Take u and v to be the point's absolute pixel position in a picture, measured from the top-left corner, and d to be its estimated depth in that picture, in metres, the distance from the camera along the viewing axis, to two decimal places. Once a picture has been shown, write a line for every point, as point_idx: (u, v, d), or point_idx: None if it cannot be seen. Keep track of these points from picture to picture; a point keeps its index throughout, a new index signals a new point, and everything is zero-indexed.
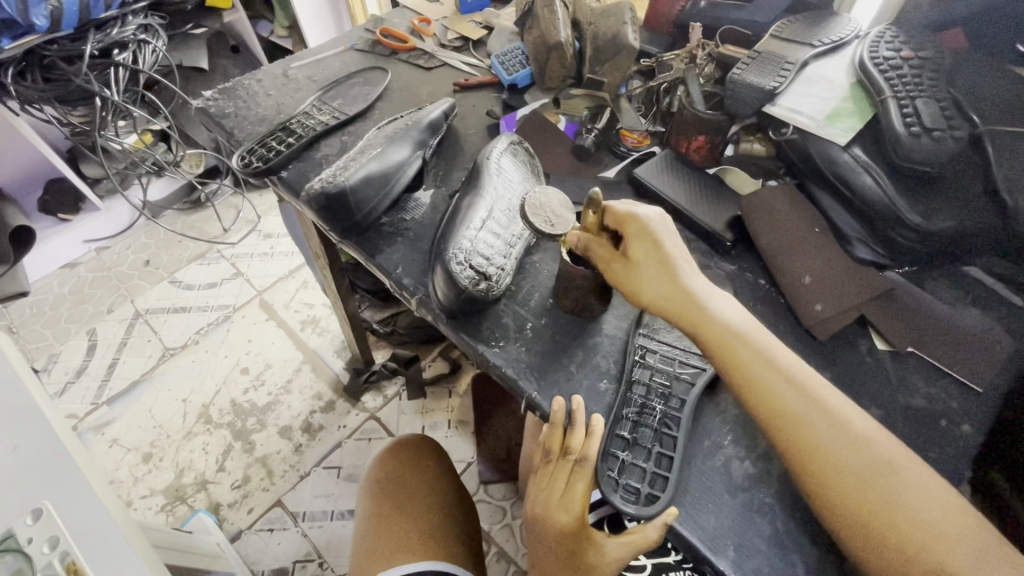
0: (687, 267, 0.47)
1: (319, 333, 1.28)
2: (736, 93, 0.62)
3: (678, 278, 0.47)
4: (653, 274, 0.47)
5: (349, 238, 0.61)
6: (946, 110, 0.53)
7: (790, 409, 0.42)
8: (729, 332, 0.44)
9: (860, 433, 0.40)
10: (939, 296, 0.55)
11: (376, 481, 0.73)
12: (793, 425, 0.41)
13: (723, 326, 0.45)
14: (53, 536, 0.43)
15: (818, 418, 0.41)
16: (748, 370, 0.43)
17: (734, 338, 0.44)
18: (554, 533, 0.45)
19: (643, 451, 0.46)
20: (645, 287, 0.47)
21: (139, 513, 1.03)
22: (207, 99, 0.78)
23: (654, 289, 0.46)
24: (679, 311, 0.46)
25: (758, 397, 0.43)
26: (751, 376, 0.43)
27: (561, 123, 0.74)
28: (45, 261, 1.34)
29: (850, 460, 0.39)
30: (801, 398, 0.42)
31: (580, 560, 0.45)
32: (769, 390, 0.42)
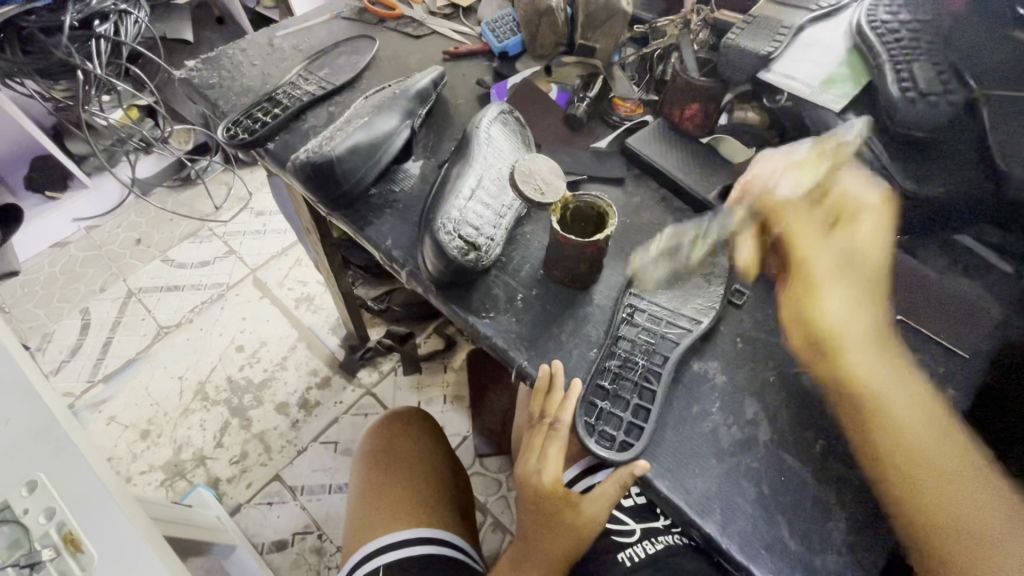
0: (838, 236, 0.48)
1: (314, 310, 1.28)
2: (730, 59, 0.61)
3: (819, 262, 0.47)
4: (853, 278, 0.46)
5: (338, 211, 0.61)
6: (942, 74, 0.52)
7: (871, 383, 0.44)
8: (865, 297, 0.46)
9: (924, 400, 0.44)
10: (931, 263, 0.55)
11: (370, 452, 0.74)
12: (860, 366, 0.44)
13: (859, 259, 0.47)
14: (48, 507, 0.44)
15: (913, 415, 0.43)
16: (840, 340, 0.45)
17: (852, 326, 0.45)
18: (531, 494, 0.48)
19: (622, 402, 0.47)
20: (847, 197, 0.49)
21: (139, 488, 1.05)
22: (190, 70, 0.76)
23: (840, 202, 0.49)
24: (812, 307, 0.46)
25: (861, 385, 0.44)
26: (866, 381, 0.44)
27: (552, 92, 0.71)
28: (35, 240, 1.32)
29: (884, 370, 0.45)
30: (901, 392, 0.44)
31: (558, 519, 0.48)
32: (855, 340, 0.45)
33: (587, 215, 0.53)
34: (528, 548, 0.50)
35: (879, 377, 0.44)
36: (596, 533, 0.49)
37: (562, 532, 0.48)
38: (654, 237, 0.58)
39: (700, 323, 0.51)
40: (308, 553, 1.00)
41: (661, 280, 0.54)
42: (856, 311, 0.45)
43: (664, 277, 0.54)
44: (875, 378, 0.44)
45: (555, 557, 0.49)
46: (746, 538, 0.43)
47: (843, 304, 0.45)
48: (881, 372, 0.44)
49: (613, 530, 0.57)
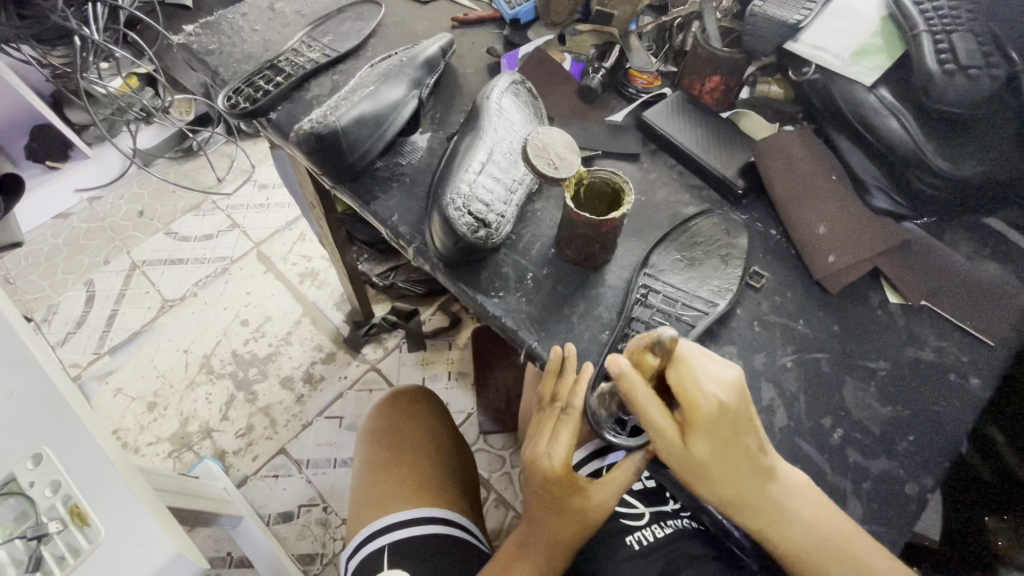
0: (699, 376, 0.40)
1: (318, 286, 1.26)
2: (757, 28, 0.57)
3: (695, 397, 0.40)
4: (693, 471, 0.41)
5: (343, 185, 0.59)
6: (984, 46, 0.48)
7: (778, 514, 0.41)
8: (730, 444, 0.40)
9: (827, 525, 0.41)
10: (957, 247, 0.53)
11: (374, 430, 0.73)
12: (766, 505, 0.41)
13: (724, 413, 0.40)
14: (53, 480, 0.43)
15: (791, 524, 0.41)
16: (748, 496, 0.41)
17: (727, 475, 0.41)
18: (539, 479, 0.46)
19: None
20: (689, 376, 0.40)
21: (146, 459, 1.06)
22: (188, 35, 0.73)
23: (688, 382, 0.40)
24: (698, 479, 0.41)
25: (755, 512, 0.42)
26: (761, 509, 0.41)
27: (566, 61, 0.68)
28: (37, 210, 1.31)
29: (784, 498, 0.41)
30: (771, 504, 0.41)
31: (566, 504, 0.47)
32: (740, 489, 0.41)
33: (601, 193, 0.51)
34: (532, 529, 0.49)
35: (770, 516, 0.41)
36: (603, 516, 0.48)
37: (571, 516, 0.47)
38: (669, 215, 0.56)
39: (716, 305, 0.50)
40: (314, 525, 1.01)
41: (677, 260, 0.52)
42: (730, 461, 0.41)
43: (680, 258, 0.52)
44: (771, 505, 0.41)
45: (561, 539, 0.48)
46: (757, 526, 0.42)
47: (708, 439, 0.40)
48: (760, 499, 0.41)
49: (623, 513, 0.56)
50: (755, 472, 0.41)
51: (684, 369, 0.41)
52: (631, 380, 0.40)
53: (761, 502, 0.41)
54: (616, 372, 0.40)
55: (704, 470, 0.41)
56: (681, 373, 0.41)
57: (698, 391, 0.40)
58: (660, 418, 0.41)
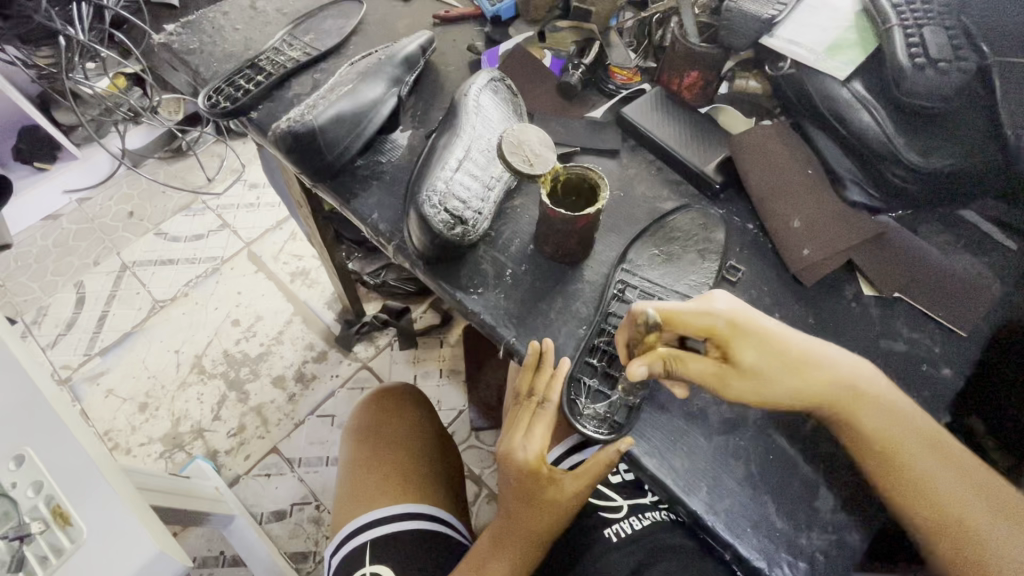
0: (694, 309, 0.43)
1: (309, 285, 1.26)
2: (732, 23, 0.57)
3: (710, 329, 0.43)
4: (774, 380, 0.43)
5: (323, 182, 0.59)
6: (955, 40, 0.49)
7: (850, 400, 0.43)
8: (766, 348, 0.43)
9: (905, 410, 0.43)
10: (931, 240, 0.54)
11: (359, 427, 0.74)
12: (839, 393, 0.43)
13: (735, 323, 0.43)
14: (36, 480, 0.43)
15: (895, 429, 0.43)
16: (817, 388, 0.43)
17: (788, 372, 0.43)
18: (514, 472, 0.47)
19: (610, 380, 0.47)
20: (692, 317, 0.43)
21: (139, 459, 1.06)
22: (170, 34, 0.73)
23: (696, 324, 0.43)
24: (775, 391, 0.43)
25: (834, 400, 0.43)
26: (845, 395, 0.43)
27: (546, 58, 0.68)
28: (26, 212, 1.30)
29: (853, 381, 0.43)
30: (871, 407, 0.43)
31: (541, 496, 0.48)
32: (808, 380, 0.43)
33: (578, 189, 0.52)
34: (508, 523, 0.50)
35: (878, 420, 0.43)
36: (577, 506, 0.49)
37: (546, 508, 0.48)
38: (648, 211, 0.57)
39: (692, 300, 0.50)
40: (306, 522, 1.01)
41: (654, 255, 0.53)
42: (781, 357, 0.43)
43: (657, 253, 0.53)
44: (851, 394, 0.43)
45: (537, 531, 0.49)
46: (734, 515, 0.43)
47: (755, 358, 0.43)
48: (829, 386, 0.43)
49: (600, 507, 0.57)
50: (808, 362, 0.43)
51: (676, 317, 0.43)
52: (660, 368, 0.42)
53: (840, 392, 0.43)
54: (643, 367, 0.42)
55: (781, 376, 0.43)
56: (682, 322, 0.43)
57: (704, 321, 0.43)
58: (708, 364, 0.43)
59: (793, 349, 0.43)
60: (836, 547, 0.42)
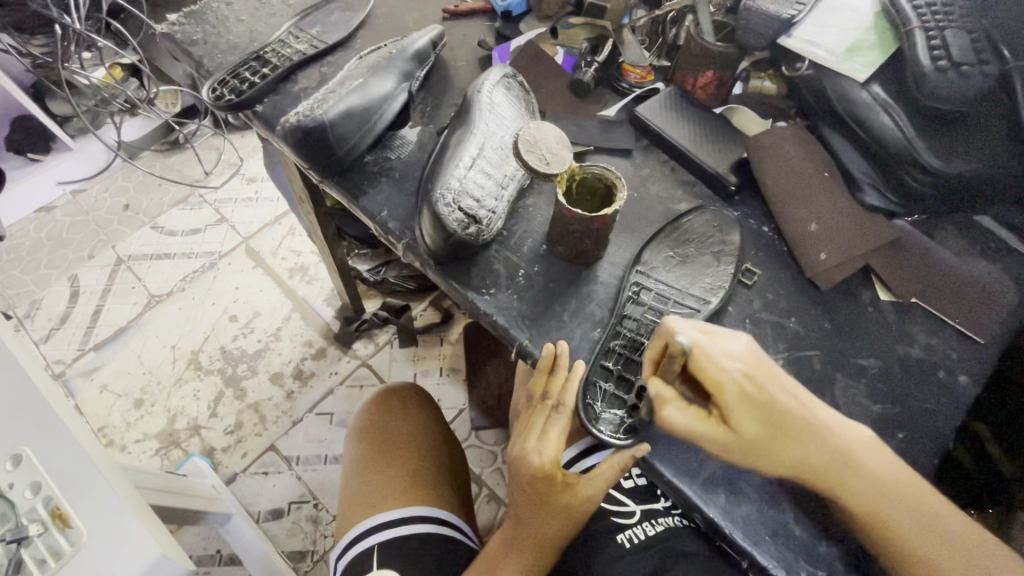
0: (722, 358, 0.42)
1: (308, 281, 1.25)
2: (750, 22, 0.56)
3: (724, 387, 0.41)
4: (755, 455, 0.41)
5: (331, 178, 0.58)
6: (977, 43, 0.48)
7: (838, 472, 0.41)
8: (769, 415, 0.41)
9: (887, 471, 0.42)
10: (947, 245, 0.53)
11: (364, 427, 0.73)
12: (831, 469, 0.41)
13: (748, 384, 0.41)
14: (34, 481, 0.42)
15: (874, 493, 0.41)
16: (808, 460, 0.41)
17: (784, 441, 0.41)
18: (527, 476, 0.46)
19: (626, 383, 0.46)
20: (708, 365, 0.41)
21: (133, 456, 1.04)
22: (172, 24, 0.71)
23: (710, 373, 0.41)
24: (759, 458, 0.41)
25: (823, 476, 0.41)
26: (835, 474, 0.41)
27: (558, 55, 0.67)
28: (19, 203, 1.28)
29: (852, 450, 0.42)
30: (857, 475, 0.41)
31: (555, 500, 0.47)
32: (804, 455, 0.41)
33: (593, 189, 0.51)
34: (520, 528, 0.49)
35: (864, 484, 0.41)
36: (591, 511, 0.48)
37: (559, 513, 0.47)
38: (662, 212, 0.56)
39: (708, 303, 0.49)
40: (304, 521, 1.00)
41: (669, 257, 0.52)
42: (781, 434, 0.41)
43: (672, 255, 0.52)
44: (842, 466, 0.41)
45: (550, 535, 0.48)
46: (751, 523, 0.43)
47: (756, 424, 0.41)
48: (821, 459, 0.41)
49: (612, 512, 0.56)
50: (814, 439, 0.41)
51: (704, 359, 0.41)
52: (661, 396, 0.41)
53: (833, 468, 0.41)
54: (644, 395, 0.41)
55: (767, 452, 0.41)
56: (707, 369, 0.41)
57: (724, 375, 0.41)
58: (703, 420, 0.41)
59: (803, 425, 0.42)
60: (854, 556, 0.42)
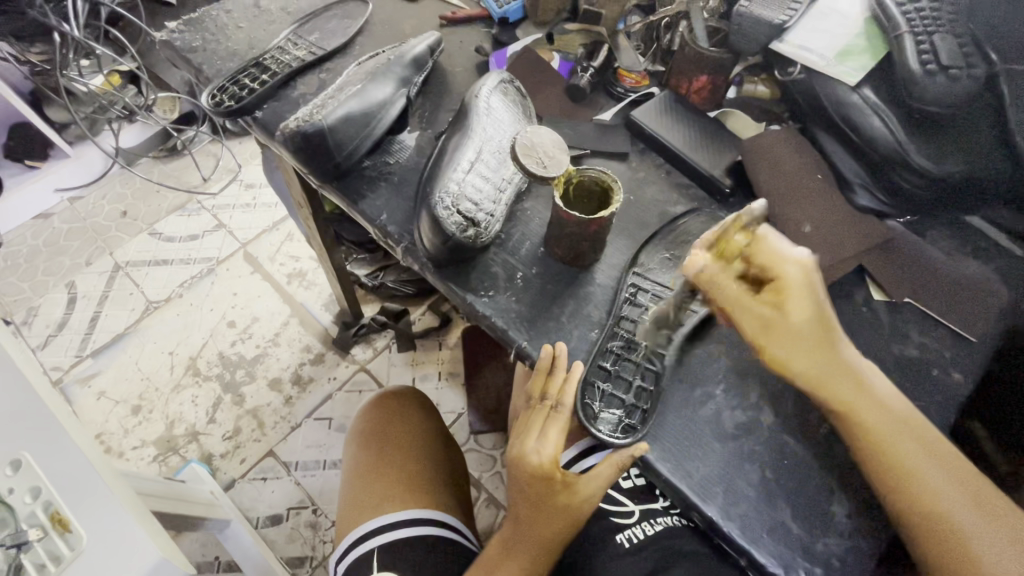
0: (790, 245, 0.44)
1: (307, 286, 1.25)
2: (742, 27, 0.58)
3: (786, 268, 0.43)
4: (788, 343, 0.43)
5: (330, 183, 0.58)
6: (964, 47, 0.49)
7: (856, 391, 0.43)
8: (819, 321, 0.43)
9: (900, 408, 0.43)
10: (939, 245, 0.54)
11: (363, 430, 0.73)
12: (849, 387, 0.43)
13: (812, 279, 0.43)
14: (34, 485, 0.42)
15: (891, 425, 0.42)
16: (828, 374, 0.43)
17: (819, 351, 0.43)
18: (526, 476, 0.47)
19: (624, 383, 0.47)
20: (772, 252, 0.43)
21: (131, 463, 1.04)
22: (172, 31, 0.72)
23: (771, 262, 0.43)
24: (790, 360, 0.43)
25: (840, 394, 0.43)
26: (854, 399, 0.43)
27: (555, 61, 0.68)
28: (16, 210, 1.28)
29: (869, 378, 0.44)
30: (877, 406, 0.43)
31: (553, 500, 0.47)
32: (831, 366, 0.43)
33: (590, 192, 0.51)
34: (519, 528, 0.50)
35: (877, 412, 0.43)
36: (590, 510, 0.48)
37: (558, 512, 0.48)
38: (658, 214, 0.57)
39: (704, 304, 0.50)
40: (303, 527, 1.00)
41: (664, 259, 0.53)
42: (819, 336, 0.43)
43: (668, 256, 0.53)
44: (858, 392, 0.43)
45: (550, 535, 0.49)
46: (748, 521, 0.43)
47: (804, 317, 0.43)
48: (845, 378, 0.43)
49: (611, 512, 0.57)
50: (841, 356, 0.43)
51: (770, 247, 0.43)
52: (713, 270, 0.44)
53: (850, 389, 0.43)
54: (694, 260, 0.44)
55: (801, 343, 0.43)
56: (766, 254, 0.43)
57: (787, 262, 0.43)
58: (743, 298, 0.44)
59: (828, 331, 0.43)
60: (850, 553, 0.42)
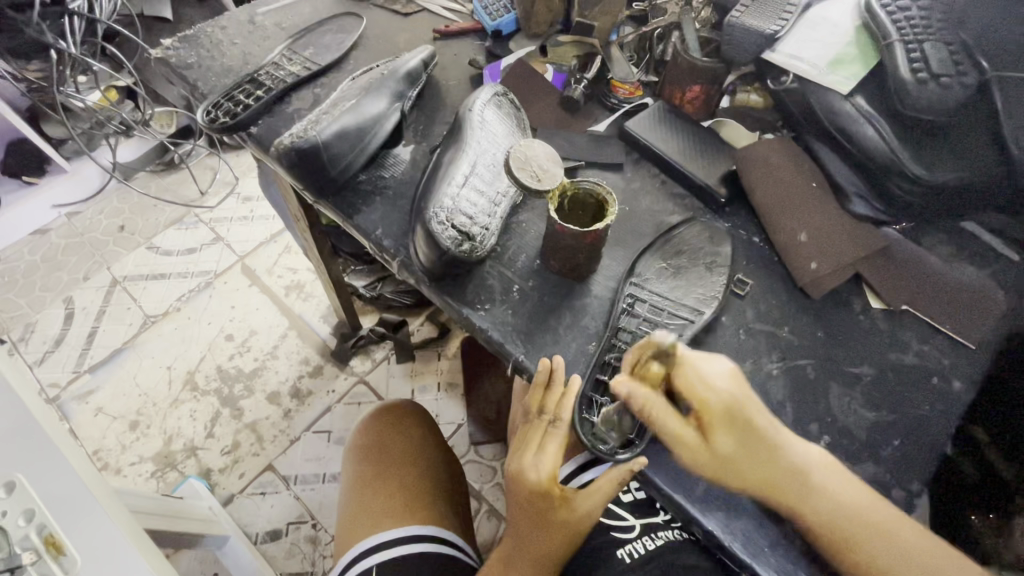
0: (710, 367, 0.44)
1: (304, 298, 1.25)
2: (734, 38, 0.58)
3: (706, 399, 0.43)
4: (719, 472, 0.42)
5: (325, 198, 0.58)
6: (955, 55, 0.50)
7: (800, 495, 0.42)
8: (753, 436, 0.42)
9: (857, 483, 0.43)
10: (936, 252, 0.54)
11: (361, 445, 0.73)
12: (796, 490, 0.42)
13: (733, 406, 0.43)
14: (27, 508, 0.41)
15: (851, 493, 0.42)
16: (771, 479, 0.42)
17: (752, 460, 0.42)
18: (524, 492, 0.46)
19: None
20: (693, 376, 0.44)
21: (129, 479, 1.03)
22: (167, 48, 0.72)
23: (691, 381, 0.43)
24: (724, 475, 0.42)
25: (786, 494, 0.42)
26: (793, 492, 0.42)
27: (548, 72, 0.68)
28: (13, 226, 1.28)
29: (810, 474, 0.42)
30: (827, 497, 0.42)
31: (552, 516, 0.47)
32: (769, 474, 0.42)
33: (585, 204, 0.51)
34: (519, 545, 0.49)
35: (833, 509, 0.41)
36: (591, 526, 0.48)
37: (558, 529, 0.47)
38: (654, 224, 0.57)
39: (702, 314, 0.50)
40: (303, 542, 0.99)
41: (661, 269, 0.52)
42: (758, 457, 0.42)
43: (665, 267, 0.52)
44: (800, 487, 0.42)
45: (549, 552, 0.48)
46: (749, 535, 0.42)
47: (728, 446, 0.42)
48: (790, 484, 0.42)
49: (612, 526, 0.56)
50: (782, 465, 0.42)
51: (689, 371, 0.44)
52: (640, 393, 0.43)
53: (792, 487, 0.42)
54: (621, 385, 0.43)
55: (735, 462, 0.42)
56: (691, 382, 0.43)
57: (705, 386, 0.43)
58: (673, 423, 0.43)
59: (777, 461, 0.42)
60: None
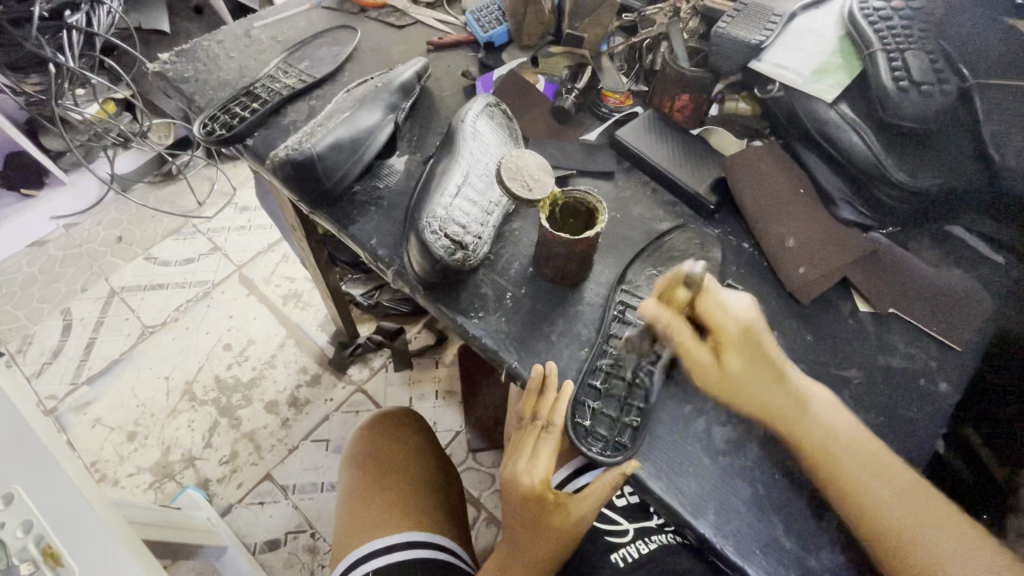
0: (735, 297, 0.47)
1: (302, 307, 1.25)
2: (722, 48, 0.60)
3: (731, 312, 0.46)
4: (730, 386, 0.45)
5: (320, 209, 0.59)
6: (936, 63, 0.51)
7: (800, 417, 0.45)
8: (771, 367, 0.46)
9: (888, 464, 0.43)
10: (922, 256, 0.55)
11: (358, 454, 0.73)
12: (813, 430, 0.44)
13: (749, 332, 0.46)
14: (26, 520, 0.41)
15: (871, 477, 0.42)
16: (775, 407, 0.45)
17: (762, 384, 0.45)
18: (518, 497, 0.47)
19: (614, 402, 0.47)
20: (716, 303, 0.46)
21: (127, 490, 1.03)
22: (164, 62, 0.73)
23: (714, 310, 0.46)
24: (737, 398, 0.45)
25: (789, 422, 0.45)
26: (790, 411, 0.45)
27: (540, 83, 0.69)
28: (11, 238, 1.28)
29: (812, 402, 0.45)
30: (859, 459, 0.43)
31: (546, 521, 0.47)
32: (772, 398, 0.45)
33: (576, 212, 0.52)
34: (514, 550, 0.49)
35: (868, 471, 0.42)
36: (585, 530, 0.48)
37: (552, 534, 0.47)
38: (645, 232, 0.57)
39: None
40: (302, 551, 0.99)
41: (652, 276, 0.53)
42: (767, 372, 0.46)
43: (655, 273, 0.53)
44: (799, 408, 0.45)
45: (542, 557, 0.49)
46: (741, 538, 0.43)
47: (741, 369, 0.45)
48: (785, 402, 0.45)
49: (606, 531, 0.57)
50: (796, 399, 0.45)
51: (711, 298, 0.46)
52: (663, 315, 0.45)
53: (800, 422, 0.45)
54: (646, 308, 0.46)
55: (751, 372, 0.45)
56: (717, 309, 0.46)
57: (725, 312, 0.46)
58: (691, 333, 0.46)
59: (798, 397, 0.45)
60: (845, 567, 0.42)
